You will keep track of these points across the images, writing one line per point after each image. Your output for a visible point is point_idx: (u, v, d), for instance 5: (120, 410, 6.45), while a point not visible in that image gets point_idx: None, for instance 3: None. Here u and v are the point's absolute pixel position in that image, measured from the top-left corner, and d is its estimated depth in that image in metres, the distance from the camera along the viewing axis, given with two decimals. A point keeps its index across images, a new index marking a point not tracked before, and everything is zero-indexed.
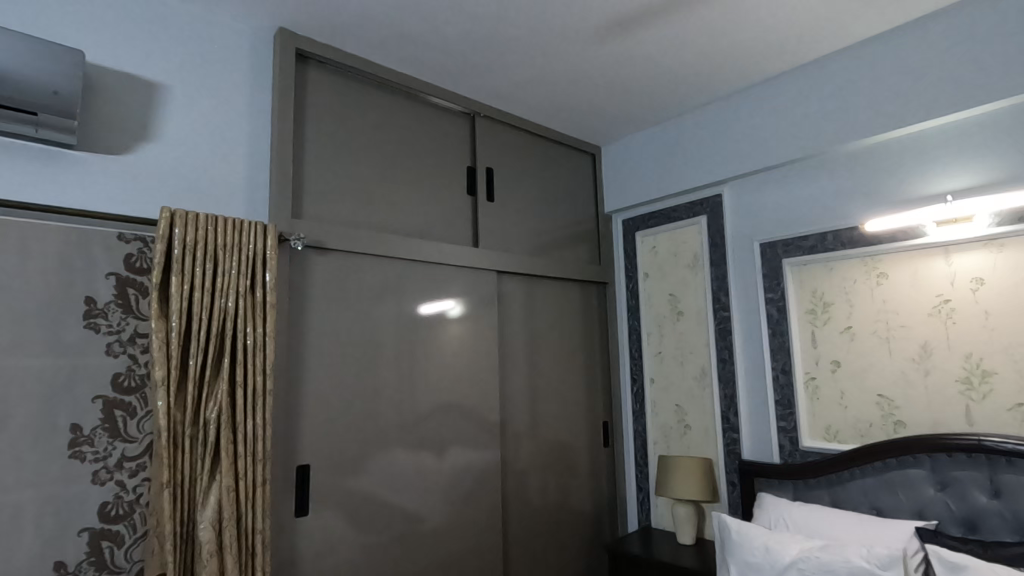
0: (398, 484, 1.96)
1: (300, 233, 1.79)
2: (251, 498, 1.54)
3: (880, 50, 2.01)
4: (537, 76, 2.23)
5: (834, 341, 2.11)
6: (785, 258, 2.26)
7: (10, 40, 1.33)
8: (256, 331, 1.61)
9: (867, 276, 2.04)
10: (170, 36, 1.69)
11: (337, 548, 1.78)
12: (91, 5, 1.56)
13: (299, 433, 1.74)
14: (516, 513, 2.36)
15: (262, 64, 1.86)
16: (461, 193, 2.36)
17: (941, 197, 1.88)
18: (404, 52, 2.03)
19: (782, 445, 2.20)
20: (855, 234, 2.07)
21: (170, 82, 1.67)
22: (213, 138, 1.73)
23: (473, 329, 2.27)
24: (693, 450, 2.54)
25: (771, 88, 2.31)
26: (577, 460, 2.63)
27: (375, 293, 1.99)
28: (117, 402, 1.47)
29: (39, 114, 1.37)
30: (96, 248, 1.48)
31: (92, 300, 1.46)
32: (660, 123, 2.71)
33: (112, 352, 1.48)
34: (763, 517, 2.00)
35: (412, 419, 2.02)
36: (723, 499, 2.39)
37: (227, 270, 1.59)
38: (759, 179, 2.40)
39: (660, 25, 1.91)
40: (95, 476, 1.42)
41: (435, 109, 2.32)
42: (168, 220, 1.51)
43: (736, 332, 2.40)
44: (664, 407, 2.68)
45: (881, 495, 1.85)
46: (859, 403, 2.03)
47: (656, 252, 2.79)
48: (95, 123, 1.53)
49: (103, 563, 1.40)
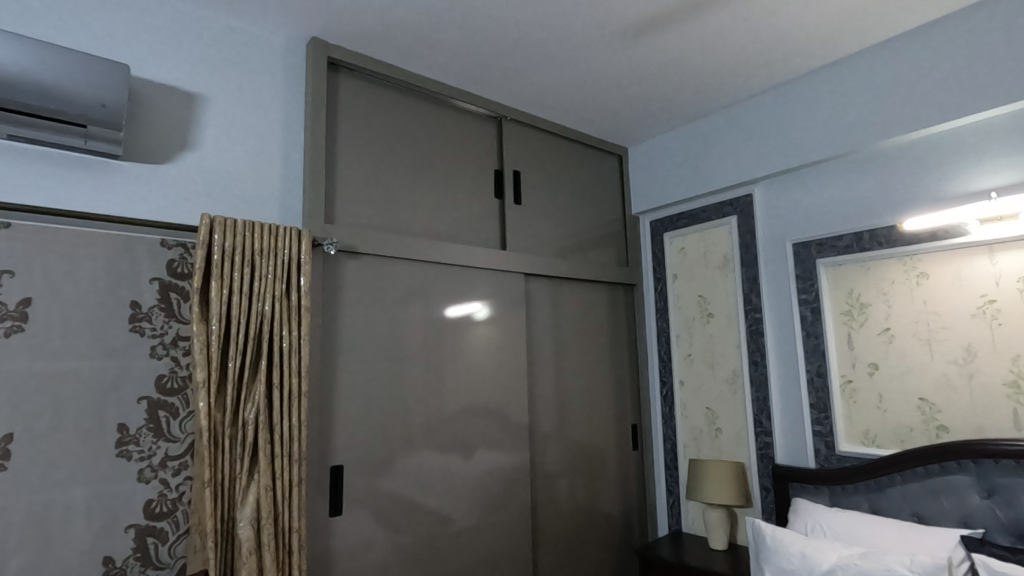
0: (426, 485, 1.97)
1: (333, 237, 1.83)
2: (288, 498, 1.57)
3: (917, 44, 1.95)
4: (563, 79, 2.23)
5: (872, 343, 2.05)
6: (819, 258, 2.21)
7: (61, 55, 1.39)
8: (292, 335, 1.65)
9: (906, 277, 1.98)
10: (209, 49, 1.74)
11: (369, 548, 1.81)
12: (132, 20, 1.62)
13: (332, 433, 1.78)
14: (544, 515, 2.36)
15: (296, 75, 1.91)
16: (488, 196, 2.37)
17: (984, 195, 1.82)
18: (432, 58, 2.05)
19: (818, 449, 2.16)
20: (893, 233, 2.01)
21: (208, 94, 1.73)
22: (248, 146, 1.78)
23: (500, 330, 2.27)
24: (724, 454, 2.50)
25: (802, 85, 2.27)
26: (605, 462, 2.62)
27: (404, 295, 2.02)
28: (161, 403, 1.52)
29: (87, 127, 1.42)
30: (141, 255, 1.53)
31: (137, 305, 1.52)
32: (689, 123, 2.69)
33: (156, 354, 1.53)
34: (798, 523, 1.96)
35: (440, 420, 2.04)
36: (757, 504, 2.35)
37: (264, 275, 1.63)
38: (791, 178, 2.36)
39: (691, 24, 1.89)
40: (141, 474, 1.47)
41: (462, 113, 2.34)
42: (207, 227, 1.56)
43: (768, 333, 2.36)
44: (694, 410, 2.64)
45: (923, 502, 1.79)
46: (899, 407, 1.97)
47: (684, 253, 2.76)
48: (138, 134, 1.59)
49: (147, 558, 1.45)
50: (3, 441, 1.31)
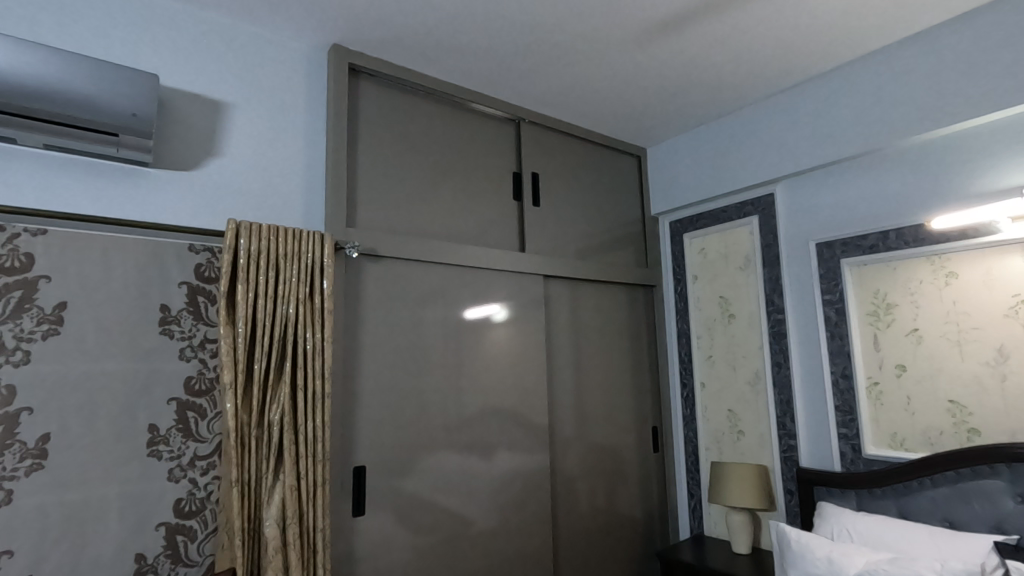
0: (447, 486, 1.98)
1: (354, 241, 1.86)
2: (312, 498, 1.60)
3: (944, 39, 1.91)
4: (580, 80, 2.24)
5: (899, 344, 2.01)
6: (843, 258, 2.17)
7: (96, 68, 1.44)
8: (315, 337, 1.67)
9: (934, 276, 1.94)
10: (235, 58, 1.79)
11: (392, 549, 1.83)
12: (161, 31, 1.66)
13: (355, 434, 1.80)
14: (565, 517, 2.35)
15: (317, 82, 1.94)
16: (507, 199, 2.38)
17: (1016, 192, 1.77)
18: (450, 62, 2.07)
19: (843, 452, 2.12)
20: (920, 231, 1.97)
21: (234, 102, 1.77)
22: (272, 152, 1.81)
23: (520, 332, 2.28)
24: (747, 457, 2.47)
25: (825, 82, 2.24)
26: (625, 464, 2.60)
27: (423, 297, 2.03)
28: (189, 404, 1.56)
29: (119, 135, 1.46)
30: (169, 259, 1.57)
31: (166, 308, 1.55)
32: (709, 123, 2.67)
33: (185, 356, 1.57)
34: (824, 528, 1.93)
35: (460, 421, 2.05)
36: (781, 507, 2.32)
37: (288, 278, 1.66)
38: (814, 177, 2.32)
39: (710, 24, 1.89)
40: (171, 473, 1.50)
41: (480, 117, 2.35)
42: (234, 231, 1.59)
43: (792, 335, 2.33)
44: (716, 412, 2.62)
45: (955, 507, 1.75)
46: (928, 409, 1.93)
47: (705, 254, 2.73)
48: (167, 142, 1.63)
49: (178, 555, 1.49)
50: (41, 440, 1.35)
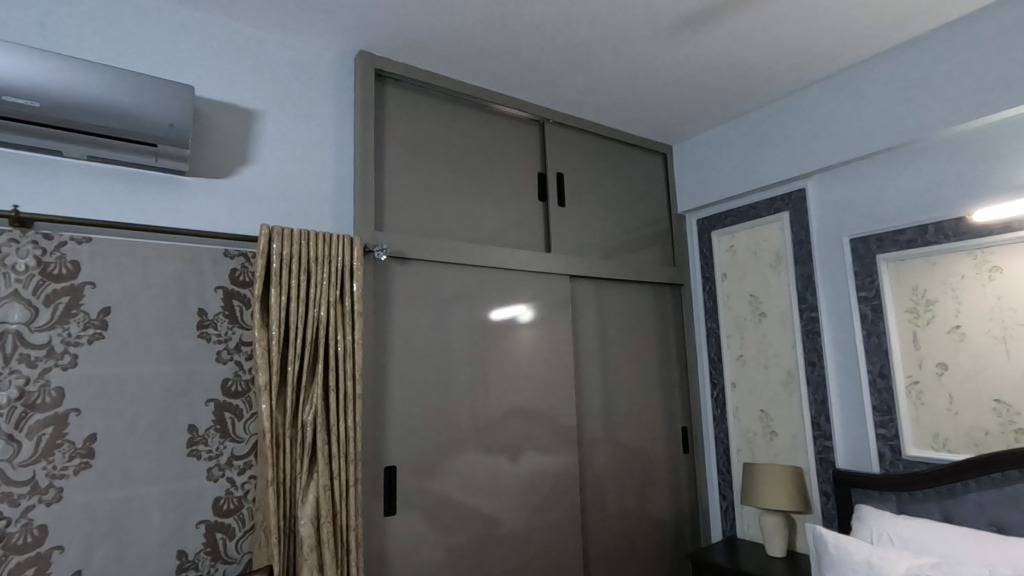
0: (476, 486, 1.99)
1: (382, 244, 1.88)
2: (345, 497, 1.62)
3: (984, 25, 1.84)
4: (604, 79, 2.22)
5: (940, 341, 1.95)
6: (879, 254, 2.12)
7: (135, 81, 1.48)
8: (346, 339, 1.70)
9: (977, 271, 1.87)
10: (266, 68, 1.83)
11: (423, 548, 1.85)
12: (195, 44, 1.71)
13: (386, 433, 1.83)
14: (594, 518, 2.34)
15: (345, 88, 1.98)
16: (532, 200, 2.38)
17: None
18: (475, 65, 2.08)
19: (882, 453, 2.06)
20: (961, 225, 1.90)
21: (265, 110, 1.81)
22: (300, 158, 1.85)
23: (546, 332, 2.28)
24: (781, 458, 2.42)
25: (857, 74, 2.18)
26: (653, 465, 2.57)
27: (450, 298, 2.05)
28: (226, 405, 1.60)
29: (158, 146, 1.51)
30: (205, 264, 1.62)
31: (203, 312, 1.60)
32: (737, 119, 2.63)
33: (221, 359, 1.61)
34: (862, 531, 1.87)
35: (489, 421, 2.06)
36: (817, 510, 2.26)
37: (319, 281, 1.69)
38: (847, 172, 2.26)
39: (736, 18, 1.86)
40: (209, 472, 1.55)
41: (505, 118, 2.36)
42: (267, 237, 1.62)
43: (826, 332, 2.27)
44: (747, 413, 2.57)
45: (1004, 510, 1.67)
46: (972, 409, 1.86)
47: (734, 252, 2.69)
48: (202, 150, 1.68)
49: (217, 552, 1.53)
50: (89, 440, 1.41)
